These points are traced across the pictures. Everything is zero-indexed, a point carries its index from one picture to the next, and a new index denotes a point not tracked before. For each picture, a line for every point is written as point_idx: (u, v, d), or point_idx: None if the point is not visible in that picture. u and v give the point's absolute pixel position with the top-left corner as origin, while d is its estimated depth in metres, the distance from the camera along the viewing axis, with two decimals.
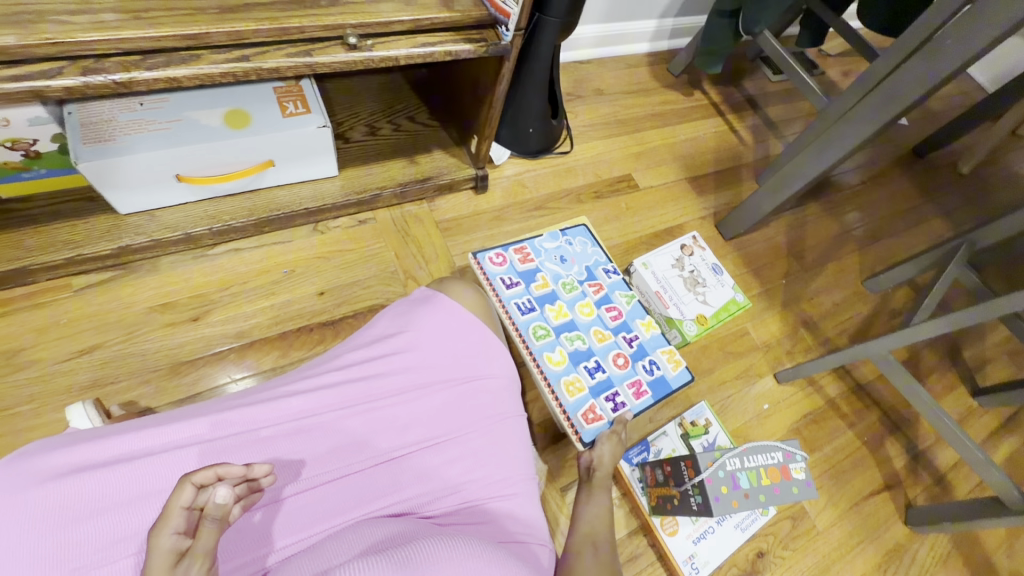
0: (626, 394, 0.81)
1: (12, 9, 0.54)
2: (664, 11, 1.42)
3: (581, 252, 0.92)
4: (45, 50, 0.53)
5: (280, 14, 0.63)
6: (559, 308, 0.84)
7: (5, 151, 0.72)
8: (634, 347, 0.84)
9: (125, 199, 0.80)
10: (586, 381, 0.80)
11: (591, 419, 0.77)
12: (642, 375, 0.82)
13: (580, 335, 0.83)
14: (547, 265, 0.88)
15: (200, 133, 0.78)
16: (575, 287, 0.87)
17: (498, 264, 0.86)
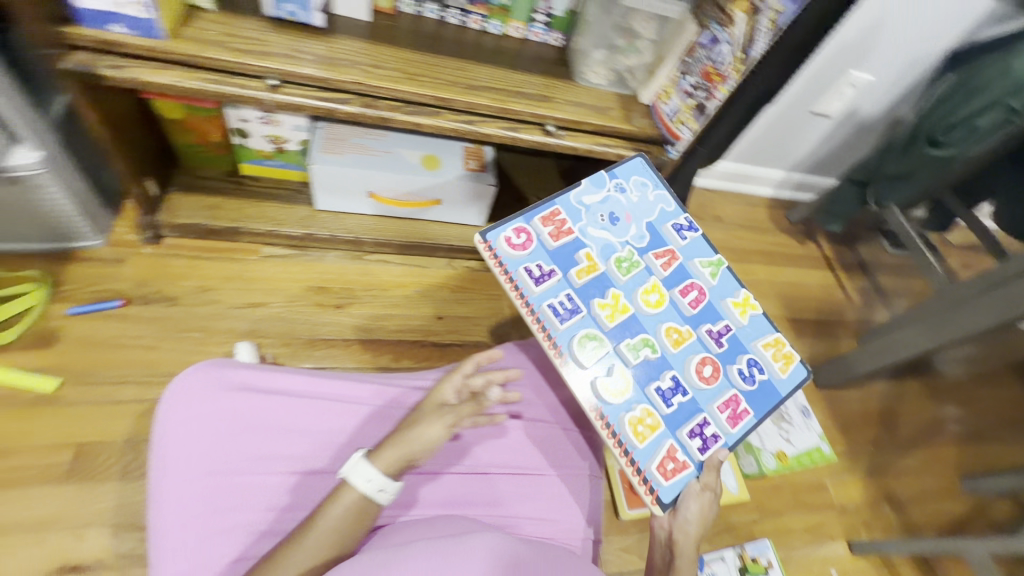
0: (720, 419, 0.67)
1: (335, 53, 0.74)
2: (795, 165, 1.54)
3: (643, 200, 0.79)
4: (347, 85, 0.73)
5: (506, 98, 0.80)
6: (615, 298, 0.70)
7: (265, 142, 0.93)
8: (726, 346, 0.72)
9: (325, 198, 0.99)
10: (660, 411, 0.66)
11: (671, 473, 0.63)
12: (735, 393, 0.69)
13: (648, 340, 0.69)
14: (592, 230, 0.74)
15: (401, 166, 0.96)
16: (635, 266, 0.73)
17: (521, 245, 0.70)
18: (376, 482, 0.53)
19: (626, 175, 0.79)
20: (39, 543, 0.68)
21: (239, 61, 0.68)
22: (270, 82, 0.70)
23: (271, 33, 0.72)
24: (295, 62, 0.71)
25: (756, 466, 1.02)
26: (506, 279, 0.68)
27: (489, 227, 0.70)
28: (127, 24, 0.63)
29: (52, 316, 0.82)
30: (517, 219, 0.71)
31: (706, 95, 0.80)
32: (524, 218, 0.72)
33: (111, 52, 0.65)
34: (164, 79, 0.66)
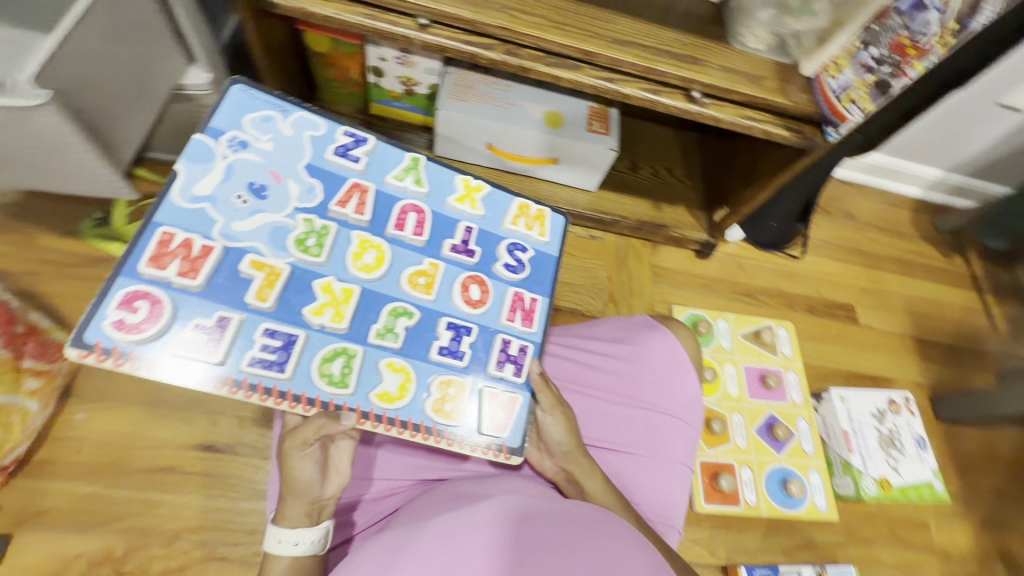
0: (520, 329, 0.58)
1: None
2: (958, 166, 1.32)
3: (283, 145, 0.55)
4: (492, 29, 0.70)
5: (652, 57, 0.74)
6: (326, 286, 0.51)
7: (396, 83, 0.94)
8: (478, 254, 0.59)
9: (445, 144, 1.00)
10: (454, 369, 0.54)
11: (505, 420, 0.54)
12: (517, 291, 0.59)
13: (387, 300, 0.54)
14: (241, 223, 0.50)
15: (524, 121, 0.94)
16: (325, 233, 0.53)
17: (146, 319, 0.44)
18: (289, 541, 0.51)
19: (220, 132, 0.53)
20: (184, 421, 0.76)
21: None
22: (420, 21, 0.70)
23: None
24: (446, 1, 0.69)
25: (854, 489, 0.96)
26: (167, 375, 0.44)
27: (85, 327, 0.43)
28: None
29: None
30: (122, 283, 0.45)
31: (892, 72, 0.72)
32: (127, 279, 0.45)
33: None
34: (328, 11, 0.68)
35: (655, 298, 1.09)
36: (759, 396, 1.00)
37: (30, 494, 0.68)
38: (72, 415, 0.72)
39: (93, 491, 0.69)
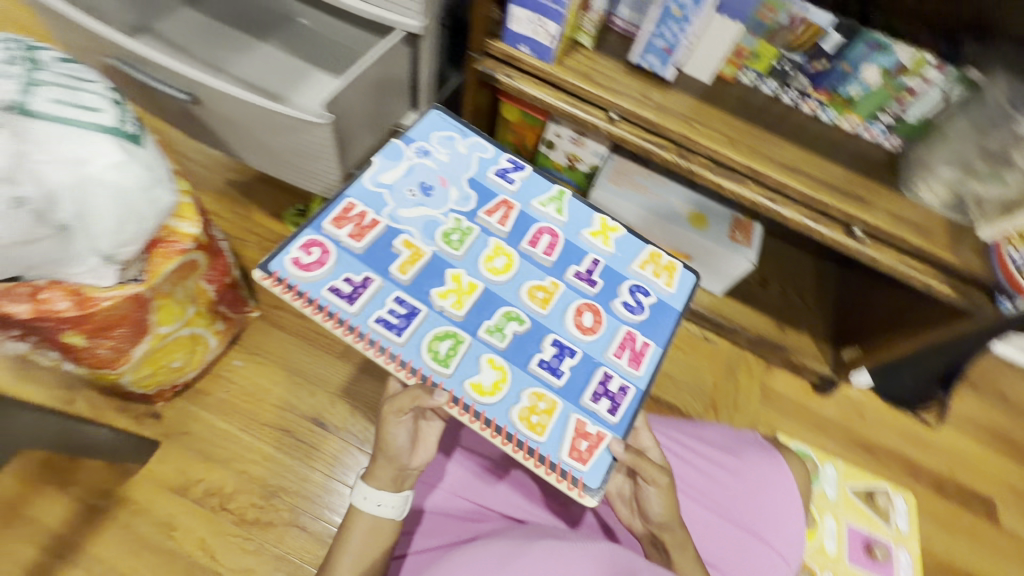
0: (625, 369, 0.57)
1: (669, 104, 0.81)
2: None
3: (454, 157, 0.65)
4: (672, 135, 0.78)
5: (818, 188, 0.77)
6: (455, 277, 0.58)
7: (562, 157, 1.06)
8: (599, 286, 0.61)
9: None
10: (550, 385, 0.55)
11: (587, 452, 0.53)
12: (631, 331, 0.59)
13: (503, 305, 0.58)
14: (406, 212, 0.60)
15: (669, 215, 1.00)
16: (467, 232, 0.60)
17: (314, 263, 0.55)
18: (374, 501, 0.57)
19: (412, 140, 0.65)
20: (310, 394, 0.85)
21: (596, 93, 0.78)
22: (611, 116, 0.79)
23: (626, 74, 0.82)
24: (637, 105, 0.79)
25: None
26: (314, 312, 0.54)
27: (273, 257, 0.55)
28: (531, 47, 0.77)
29: None
30: (307, 232, 0.56)
31: None
32: (313, 230, 0.57)
33: (508, 64, 0.80)
34: (539, 94, 0.80)
35: (757, 418, 1.04)
36: (860, 564, 0.92)
37: (183, 417, 0.80)
38: (231, 361, 0.85)
39: (228, 429, 0.80)
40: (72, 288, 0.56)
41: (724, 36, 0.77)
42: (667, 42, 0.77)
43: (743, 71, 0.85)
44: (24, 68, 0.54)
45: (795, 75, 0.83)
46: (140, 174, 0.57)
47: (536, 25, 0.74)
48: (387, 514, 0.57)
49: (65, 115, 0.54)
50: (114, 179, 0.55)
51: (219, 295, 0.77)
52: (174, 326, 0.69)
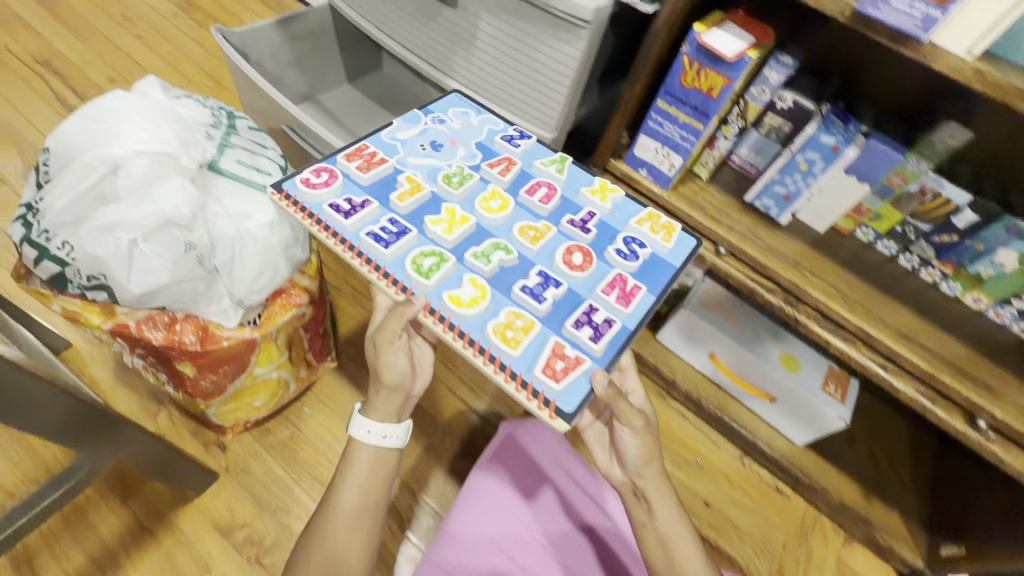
0: (610, 304, 0.58)
1: (780, 247, 0.80)
2: None
3: (466, 127, 0.72)
4: (780, 279, 0.77)
5: (940, 366, 0.71)
6: (452, 211, 0.62)
7: None
8: (593, 233, 0.64)
9: (670, 334, 1.06)
10: (531, 310, 0.57)
11: (562, 373, 0.53)
12: (616, 274, 0.61)
13: (492, 236, 0.62)
14: (414, 162, 0.67)
15: (757, 350, 0.96)
16: (467, 178, 0.66)
17: (318, 183, 0.61)
18: (374, 432, 0.60)
19: (431, 111, 0.74)
20: None
21: (706, 225, 0.80)
22: (720, 248, 0.80)
23: (737, 210, 0.83)
24: (747, 243, 0.79)
25: None
26: (315, 227, 0.59)
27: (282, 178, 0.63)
28: (650, 172, 0.81)
29: None
30: (321, 162, 0.64)
31: None
32: (327, 162, 0.64)
33: (625, 182, 0.84)
34: None
35: None
36: None
37: (247, 454, 0.81)
38: (300, 407, 0.87)
39: (283, 477, 0.80)
40: (201, 324, 0.60)
41: (846, 194, 0.76)
42: (788, 189, 0.77)
43: (861, 228, 0.84)
44: (222, 132, 0.62)
45: (918, 241, 0.80)
46: (286, 234, 0.63)
47: (661, 154, 0.77)
48: (391, 445, 0.61)
49: (241, 175, 0.62)
50: (264, 235, 0.61)
51: (311, 348, 0.82)
52: (268, 369, 0.73)
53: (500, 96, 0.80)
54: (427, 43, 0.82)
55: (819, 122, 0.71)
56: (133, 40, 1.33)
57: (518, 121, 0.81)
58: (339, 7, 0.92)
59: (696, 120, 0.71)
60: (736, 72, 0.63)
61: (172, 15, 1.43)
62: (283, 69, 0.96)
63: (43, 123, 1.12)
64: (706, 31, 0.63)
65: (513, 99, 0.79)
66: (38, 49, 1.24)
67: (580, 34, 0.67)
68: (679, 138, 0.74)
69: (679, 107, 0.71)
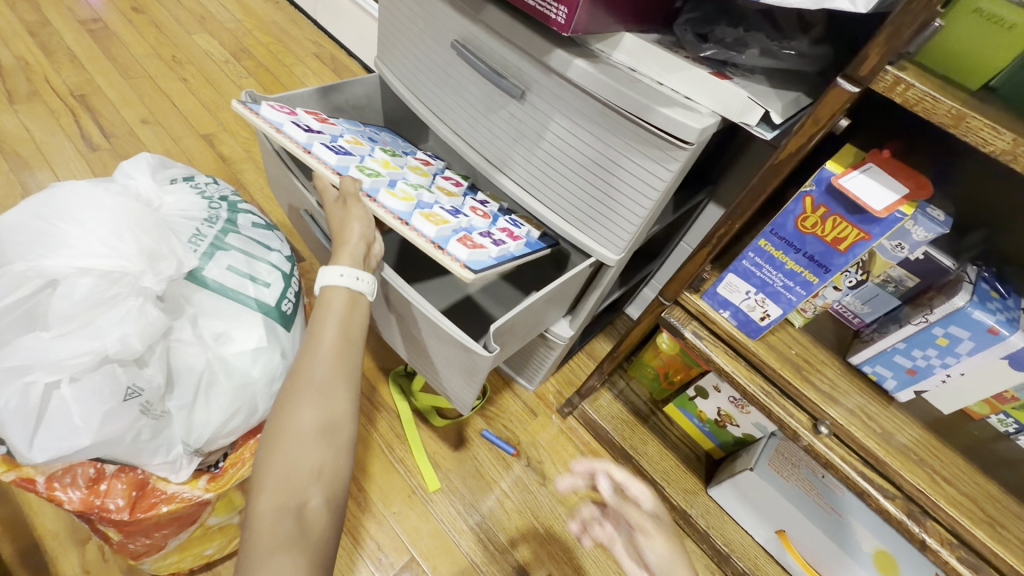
0: (501, 235, 0.66)
1: (897, 435, 0.62)
2: None
3: (397, 140, 0.84)
4: (904, 483, 0.58)
5: None
6: (385, 159, 0.71)
7: (712, 410, 0.88)
8: (488, 208, 0.73)
9: (727, 494, 0.86)
10: (447, 215, 0.64)
11: (473, 246, 0.59)
12: (506, 225, 0.70)
13: (415, 179, 0.71)
14: (354, 133, 0.76)
15: (844, 542, 0.74)
16: (397, 155, 0.76)
17: (276, 108, 0.67)
18: (347, 274, 0.54)
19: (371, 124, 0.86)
20: None
21: (802, 393, 0.62)
22: (819, 427, 0.61)
23: (838, 374, 0.66)
24: (856, 423, 0.61)
25: None
26: (278, 132, 0.63)
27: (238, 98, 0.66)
28: (735, 315, 0.65)
29: (472, 425, 0.91)
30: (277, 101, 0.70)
31: None
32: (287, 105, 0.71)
33: (699, 320, 0.68)
34: (731, 367, 0.66)
35: None
36: None
37: None
38: None
39: None
40: (138, 478, 0.45)
41: (992, 378, 0.55)
42: (914, 364, 0.60)
43: (999, 414, 0.60)
44: (216, 229, 0.50)
45: None
46: (273, 365, 0.49)
47: (753, 300, 0.62)
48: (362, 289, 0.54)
49: (230, 286, 0.48)
50: (244, 368, 0.47)
51: None
52: (225, 517, 0.56)
53: (552, 198, 0.68)
54: (482, 133, 0.71)
55: (971, 294, 0.54)
56: (179, 83, 1.29)
57: (571, 230, 0.68)
58: (390, 80, 0.82)
59: (810, 271, 0.56)
60: (880, 229, 0.49)
61: (223, 61, 1.40)
62: None
63: (59, 160, 1.04)
64: (843, 171, 0.49)
65: (570, 206, 0.66)
66: (78, 83, 1.20)
67: (677, 157, 0.54)
68: (781, 286, 0.59)
69: (788, 253, 0.56)
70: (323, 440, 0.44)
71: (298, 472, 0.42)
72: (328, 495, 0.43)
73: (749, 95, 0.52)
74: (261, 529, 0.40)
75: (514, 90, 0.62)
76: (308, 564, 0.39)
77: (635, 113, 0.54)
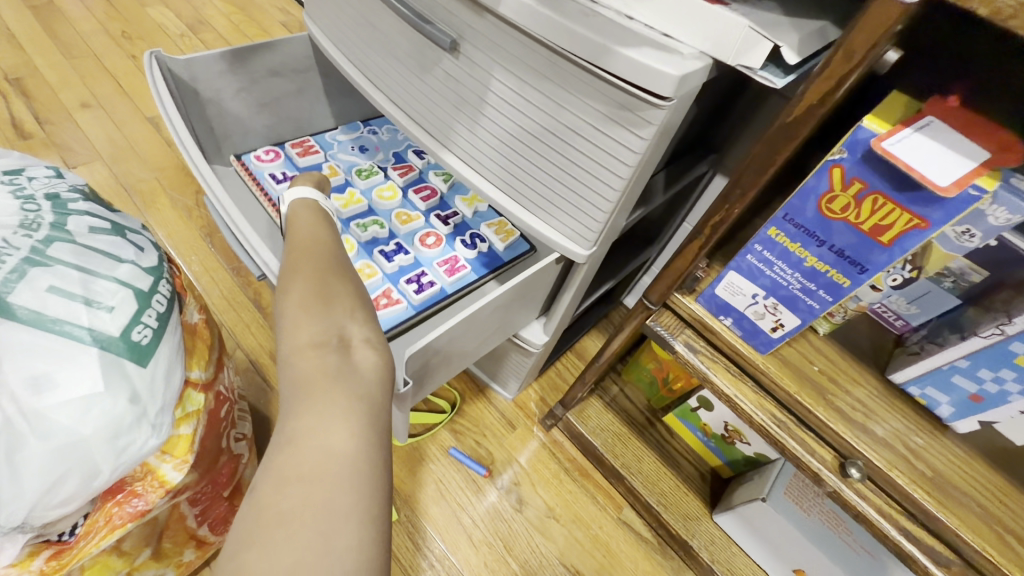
0: (437, 273, 0.63)
1: (955, 479, 0.47)
2: None
3: (393, 138, 0.78)
4: (965, 548, 0.43)
5: None
6: (350, 191, 0.69)
7: (719, 424, 0.74)
8: (452, 225, 0.67)
9: (736, 524, 0.73)
10: (381, 263, 0.63)
11: (384, 306, 0.59)
12: (458, 251, 0.65)
13: (380, 208, 0.68)
14: (340, 156, 0.74)
15: None
16: (373, 174, 0.71)
17: (265, 159, 0.70)
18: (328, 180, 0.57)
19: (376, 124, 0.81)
20: None
21: (827, 424, 0.48)
22: (849, 470, 0.47)
23: (873, 396, 0.51)
24: (899, 464, 0.47)
25: None
26: (256, 187, 0.67)
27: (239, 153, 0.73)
28: (739, 324, 0.51)
29: (438, 442, 0.79)
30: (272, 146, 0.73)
31: None
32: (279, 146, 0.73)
33: (694, 329, 0.54)
34: (735, 390, 0.52)
35: None
36: None
37: None
38: None
39: None
40: None
41: None
42: (980, 388, 0.45)
43: None
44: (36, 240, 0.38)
45: None
46: (114, 417, 0.37)
47: (761, 306, 0.48)
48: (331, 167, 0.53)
49: (48, 315, 0.37)
50: (68, 424, 0.36)
51: (200, 518, 0.54)
52: None
53: (506, 179, 0.53)
54: (420, 101, 0.57)
55: None
56: (126, 61, 1.17)
57: (528, 218, 0.54)
58: (320, 41, 0.67)
59: (839, 270, 0.41)
60: (943, 212, 0.33)
61: (178, 34, 1.28)
62: (240, 116, 0.71)
63: None
64: (890, 130, 0.34)
65: (524, 188, 0.52)
66: (14, 66, 1.09)
67: (650, 119, 0.39)
68: (799, 290, 0.44)
69: (808, 246, 0.41)
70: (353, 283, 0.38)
71: (330, 311, 0.35)
72: (369, 336, 0.35)
73: (752, 24, 0.36)
74: (298, 366, 0.32)
75: (442, 38, 0.48)
76: (362, 402, 0.32)
77: (592, 59, 0.39)
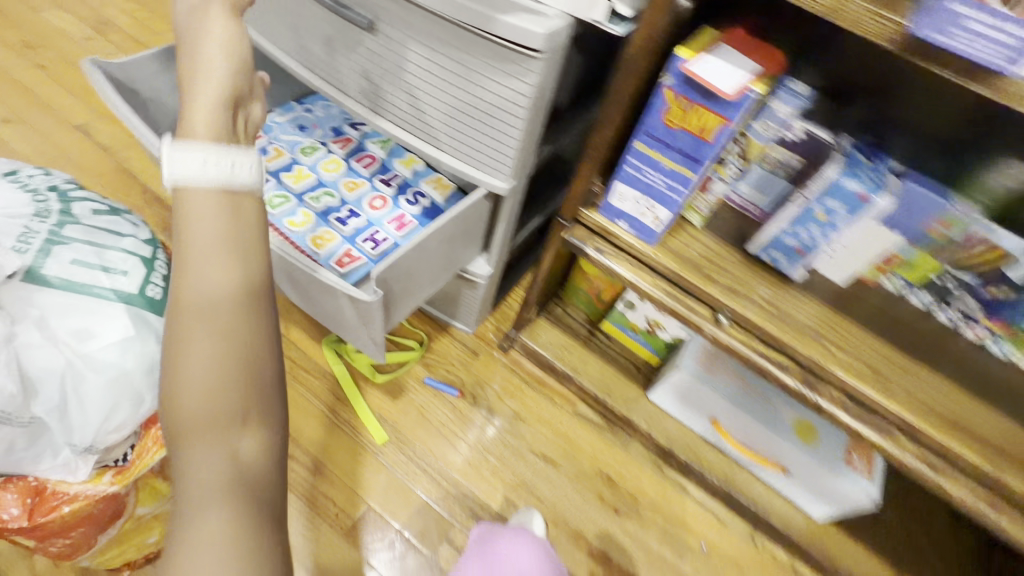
0: (388, 230, 0.74)
1: (794, 314, 0.64)
2: None
3: (328, 114, 0.86)
4: (799, 356, 0.61)
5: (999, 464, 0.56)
6: (298, 169, 0.77)
7: (642, 319, 0.91)
8: (394, 185, 0.78)
9: (665, 394, 0.90)
10: (338, 228, 0.73)
11: (347, 264, 0.70)
12: (403, 208, 0.76)
13: (327, 180, 0.77)
14: (282, 138, 0.81)
15: (768, 418, 0.81)
16: (316, 150, 0.80)
17: None
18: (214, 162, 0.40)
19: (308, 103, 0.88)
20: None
21: (702, 288, 0.64)
22: (719, 317, 0.64)
23: (738, 265, 0.68)
24: (754, 308, 0.63)
25: None
26: None
27: None
28: (631, 225, 0.65)
29: (412, 375, 0.92)
30: None
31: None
32: None
33: (601, 236, 0.68)
34: (637, 276, 0.67)
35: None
36: None
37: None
38: None
39: None
40: (31, 485, 0.47)
41: (871, 241, 0.59)
42: (801, 242, 0.62)
43: (888, 275, 0.65)
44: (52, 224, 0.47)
45: (958, 296, 0.61)
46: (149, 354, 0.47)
47: (643, 206, 0.62)
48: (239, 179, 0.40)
49: (78, 281, 0.46)
50: (114, 361, 0.45)
51: None
52: (156, 505, 0.57)
53: (433, 134, 0.64)
54: (349, 75, 0.66)
55: (842, 163, 0.55)
56: (36, 71, 1.16)
57: (456, 164, 0.65)
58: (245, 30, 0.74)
59: (687, 167, 0.55)
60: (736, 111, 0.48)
61: (84, 37, 1.26)
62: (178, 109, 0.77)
63: None
64: (694, 57, 0.48)
65: (450, 141, 0.63)
66: None
67: (531, 68, 0.51)
68: (664, 188, 0.59)
69: (663, 152, 0.56)
70: (240, 388, 0.36)
71: (219, 420, 0.35)
72: (255, 443, 0.36)
73: None
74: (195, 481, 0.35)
75: (360, 20, 0.57)
76: (257, 522, 0.35)
77: (481, 26, 0.50)
